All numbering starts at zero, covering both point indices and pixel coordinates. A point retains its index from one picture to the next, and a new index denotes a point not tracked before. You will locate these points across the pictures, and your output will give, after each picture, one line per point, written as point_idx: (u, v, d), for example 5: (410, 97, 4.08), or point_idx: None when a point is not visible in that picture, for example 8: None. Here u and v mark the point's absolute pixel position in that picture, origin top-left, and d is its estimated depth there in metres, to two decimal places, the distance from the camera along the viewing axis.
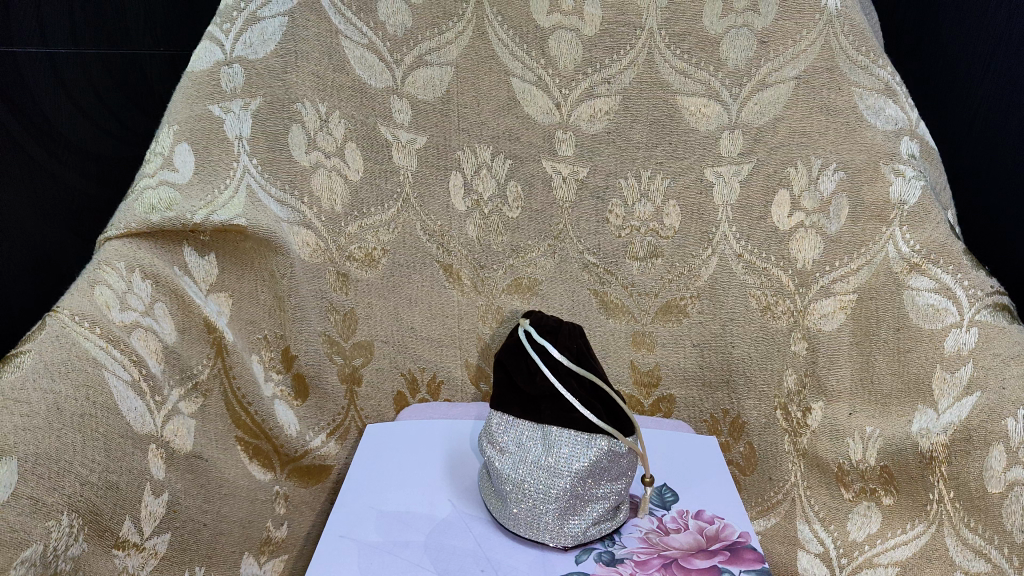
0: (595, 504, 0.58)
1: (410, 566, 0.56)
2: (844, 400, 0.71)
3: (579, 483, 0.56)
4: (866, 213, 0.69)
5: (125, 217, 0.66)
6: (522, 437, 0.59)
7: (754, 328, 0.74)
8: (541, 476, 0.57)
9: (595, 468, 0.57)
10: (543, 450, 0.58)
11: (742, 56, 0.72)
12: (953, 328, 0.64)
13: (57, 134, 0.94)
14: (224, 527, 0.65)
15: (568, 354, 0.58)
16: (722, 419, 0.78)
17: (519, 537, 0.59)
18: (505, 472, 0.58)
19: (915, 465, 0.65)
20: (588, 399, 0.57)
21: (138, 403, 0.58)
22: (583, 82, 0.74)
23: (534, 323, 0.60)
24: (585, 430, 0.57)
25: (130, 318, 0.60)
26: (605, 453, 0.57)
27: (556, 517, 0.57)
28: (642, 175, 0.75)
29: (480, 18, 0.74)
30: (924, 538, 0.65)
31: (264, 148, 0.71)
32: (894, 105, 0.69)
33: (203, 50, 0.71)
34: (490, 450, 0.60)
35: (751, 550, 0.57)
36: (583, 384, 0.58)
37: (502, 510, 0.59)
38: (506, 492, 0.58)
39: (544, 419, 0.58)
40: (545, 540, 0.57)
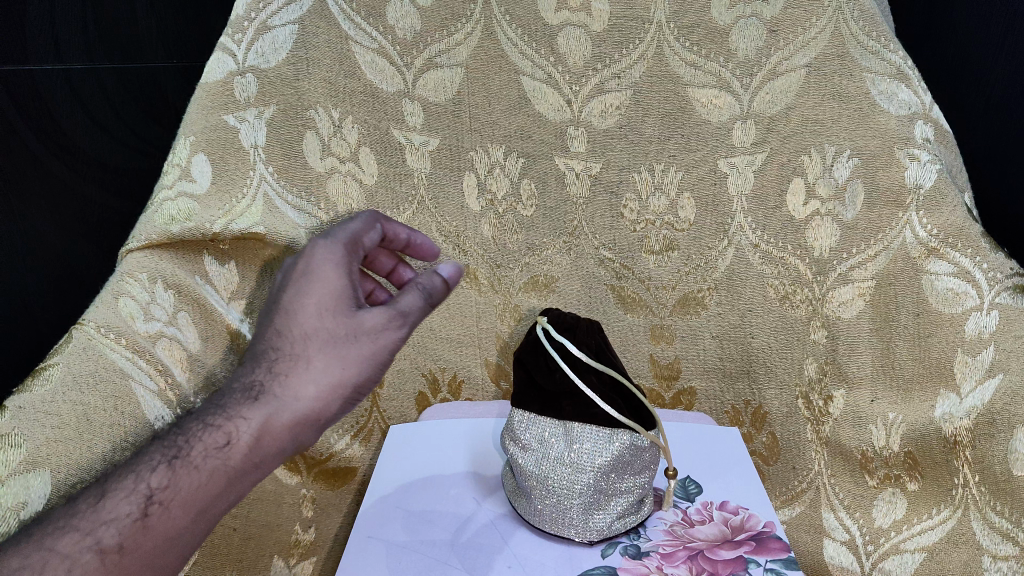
0: (620, 497, 0.58)
1: (437, 563, 0.57)
2: (866, 387, 0.70)
3: (602, 478, 0.57)
4: (882, 200, 0.69)
5: (144, 229, 0.67)
6: (544, 434, 0.59)
7: (773, 318, 0.74)
8: (566, 472, 0.57)
9: (619, 463, 0.57)
10: (566, 445, 0.58)
11: (753, 46, 0.72)
12: (973, 311, 0.64)
13: (74, 148, 0.96)
14: (253, 530, 0.67)
15: (588, 351, 0.58)
16: (744, 410, 0.78)
17: (546, 531, 0.60)
18: (528, 468, 0.59)
19: (939, 450, 0.66)
20: (610, 395, 0.57)
21: (165, 412, 0.60)
22: (593, 78, 0.75)
23: (553, 320, 0.60)
24: (607, 425, 0.57)
25: (154, 328, 0.61)
26: (627, 447, 0.57)
27: (581, 512, 0.57)
28: (656, 168, 0.76)
29: (488, 18, 0.75)
30: (950, 523, 0.65)
31: (279, 156, 0.72)
32: (907, 89, 0.69)
33: (215, 61, 0.73)
34: (512, 446, 0.60)
35: (776, 540, 0.57)
36: (604, 381, 0.58)
37: (527, 506, 0.60)
38: (531, 488, 0.59)
39: (566, 416, 0.58)
40: (573, 534, 0.58)
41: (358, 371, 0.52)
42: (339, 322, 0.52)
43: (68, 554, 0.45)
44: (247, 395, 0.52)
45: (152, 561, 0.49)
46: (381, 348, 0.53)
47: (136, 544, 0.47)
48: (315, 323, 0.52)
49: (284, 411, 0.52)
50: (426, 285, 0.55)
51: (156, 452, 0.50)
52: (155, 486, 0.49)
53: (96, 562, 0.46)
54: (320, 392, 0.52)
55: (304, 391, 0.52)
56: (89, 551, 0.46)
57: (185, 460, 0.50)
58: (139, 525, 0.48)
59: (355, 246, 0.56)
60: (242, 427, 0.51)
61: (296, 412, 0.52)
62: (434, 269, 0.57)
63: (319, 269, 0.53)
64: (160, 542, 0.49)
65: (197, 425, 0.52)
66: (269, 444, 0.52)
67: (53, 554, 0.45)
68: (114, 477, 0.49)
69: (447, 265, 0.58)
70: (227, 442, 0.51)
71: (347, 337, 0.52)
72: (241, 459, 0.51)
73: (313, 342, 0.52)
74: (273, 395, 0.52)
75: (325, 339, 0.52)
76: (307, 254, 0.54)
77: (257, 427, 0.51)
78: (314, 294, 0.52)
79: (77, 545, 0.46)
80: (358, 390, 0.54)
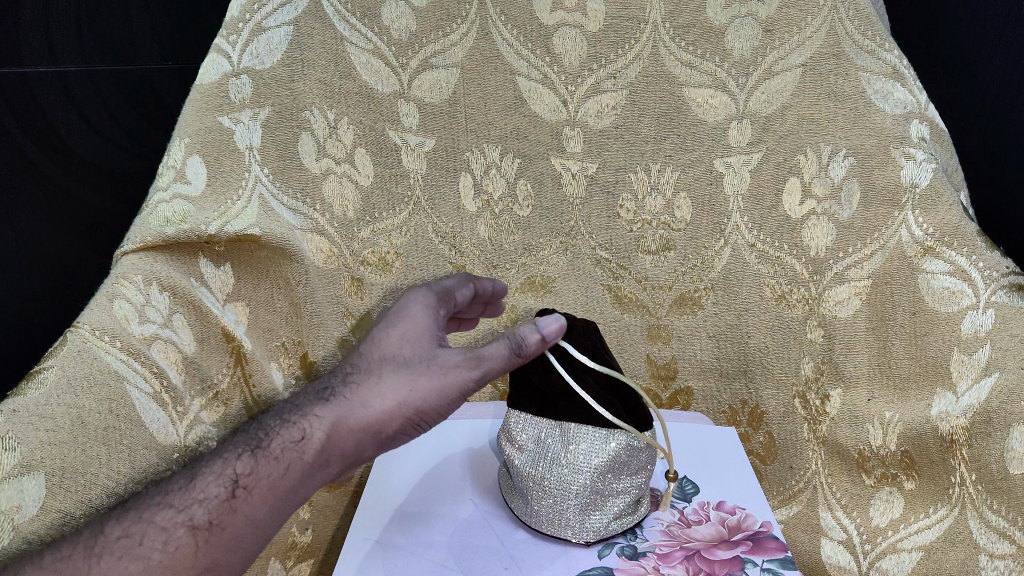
0: (617, 497, 0.58)
1: (433, 565, 0.57)
2: (862, 386, 0.70)
3: (599, 478, 0.57)
4: (878, 199, 0.69)
5: (139, 231, 0.67)
6: (540, 434, 0.59)
7: (769, 317, 0.74)
8: (563, 472, 0.57)
9: (616, 464, 0.57)
10: (562, 446, 0.58)
11: (748, 45, 0.72)
12: (970, 309, 0.64)
13: (69, 151, 0.96)
14: None
15: (583, 351, 0.59)
16: (741, 410, 0.78)
17: (542, 532, 0.59)
18: (525, 469, 0.58)
19: (936, 449, 0.66)
20: (605, 396, 0.58)
21: (160, 414, 0.60)
22: (588, 78, 0.75)
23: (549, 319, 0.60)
24: (603, 425, 0.57)
25: (149, 330, 0.61)
26: (623, 447, 0.57)
27: (577, 512, 0.57)
28: (652, 168, 0.76)
29: (483, 19, 0.74)
30: (947, 522, 0.65)
31: (274, 158, 0.72)
32: (903, 89, 0.69)
33: (210, 62, 0.72)
34: (508, 447, 0.60)
35: (773, 539, 0.58)
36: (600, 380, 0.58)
37: (523, 507, 0.60)
38: (528, 489, 0.59)
39: (563, 416, 0.58)
40: (570, 535, 0.58)
41: (426, 394, 0.56)
42: (417, 352, 0.58)
43: (164, 528, 0.51)
44: (321, 398, 0.57)
45: (237, 542, 0.53)
46: (452, 381, 0.56)
47: (222, 524, 0.52)
48: (394, 349, 0.58)
49: (353, 415, 0.56)
50: (516, 336, 0.56)
51: (241, 445, 0.56)
52: (239, 473, 0.54)
53: (188, 537, 0.51)
54: (388, 405, 0.56)
55: (373, 401, 0.56)
56: (181, 527, 0.51)
57: (264, 453, 0.55)
58: (225, 507, 0.53)
59: (444, 297, 0.65)
60: (315, 424, 0.56)
61: (365, 416, 0.56)
62: (534, 323, 0.57)
63: (409, 309, 0.61)
64: (244, 527, 0.53)
65: (276, 421, 0.57)
66: (339, 444, 0.56)
67: (153, 526, 0.51)
68: (206, 465, 0.55)
69: (549, 321, 0.58)
70: (301, 438, 0.55)
71: (420, 365, 0.57)
72: (314, 454, 0.55)
73: (387, 364, 0.58)
74: (344, 400, 0.57)
75: (400, 363, 0.57)
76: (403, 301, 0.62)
77: (328, 426, 0.56)
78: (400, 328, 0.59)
79: (172, 520, 0.51)
80: (424, 417, 0.57)
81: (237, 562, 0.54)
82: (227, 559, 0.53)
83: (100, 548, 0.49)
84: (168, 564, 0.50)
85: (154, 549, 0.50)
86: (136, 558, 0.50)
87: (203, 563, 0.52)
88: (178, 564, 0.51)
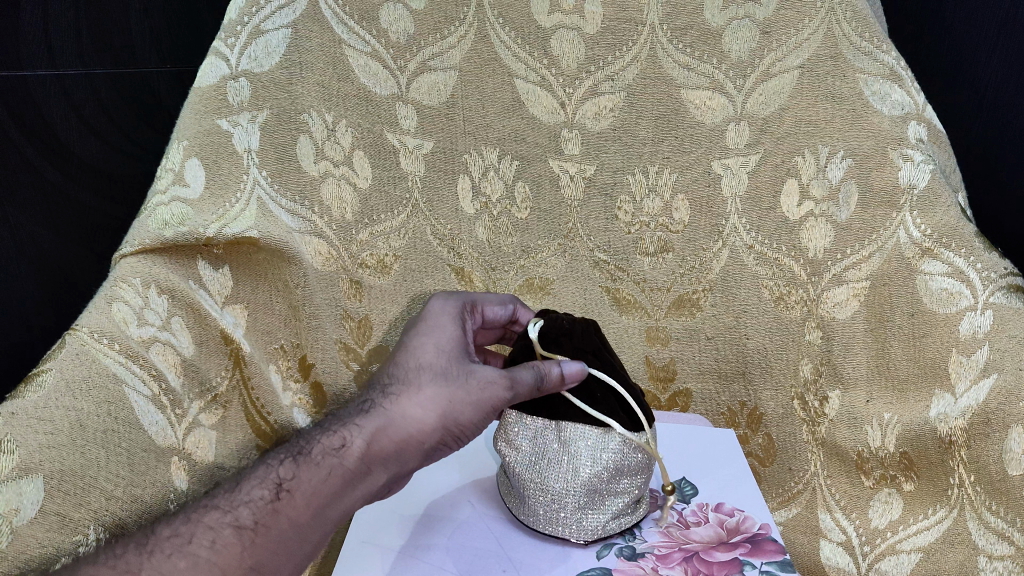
0: (616, 497, 0.58)
1: (432, 567, 0.57)
2: (861, 389, 0.70)
3: (596, 477, 0.57)
4: (875, 200, 0.69)
5: (138, 233, 0.67)
6: (537, 434, 0.58)
7: (768, 319, 0.74)
8: (560, 471, 0.57)
9: (614, 464, 0.57)
10: (559, 445, 0.58)
11: (745, 47, 0.72)
12: (968, 311, 0.64)
13: (68, 153, 0.96)
14: None
15: (581, 350, 0.60)
16: (739, 412, 0.78)
17: (540, 531, 0.59)
18: (522, 469, 0.58)
19: (935, 451, 0.66)
20: (604, 399, 0.58)
21: (159, 417, 0.60)
22: (586, 80, 0.75)
23: (548, 323, 0.60)
24: (599, 425, 0.57)
25: (148, 332, 0.61)
26: (620, 444, 0.57)
27: (576, 512, 0.57)
28: (650, 170, 0.76)
29: (481, 21, 0.74)
30: (947, 523, 0.65)
31: (273, 160, 0.72)
32: (900, 90, 0.69)
33: (208, 65, 0.72)
34: (503, 446, 0.60)
35: (772, 542, 0.57)
36: (597, 382, 0.58)
37: (520, 506, 0.60)
38: (525, 489, 0.58)
39: (558, 415, 0.58)
40: (569, 534, 0.58)
41: (462, 408, 0.57)
42: (451, 364, 0.58)
43: (212, 527, 0.52)
44: (361, 409, 0.57)
45: (283, 545, 0.53)
46: (486, 398, 0.56)
47: (267, 526, 0.53)
48: (431, 359, 0.58)
49: (392, 426, 0.56)
50: (542, 368, 0.56)
51: (285, 453, 0.57)
52: (283, 478, 0.55)
53: (234, 536, 0.52)
54: (426, 417, 0.56)
55: (412, 412, 0.56)
56: (229, 527, 0.52)
57: (307, 460, 0.55)
58: (270, 508, 0.53)
59: (473, 311, 0.65)
60: (355, 434, 0.56)
61: (403, 426, 0.56)
62: (558, 361, 0.57)
63: (439, 320, 0.62)
64: (288, 531, 0.53)
65: (315, 432, 0.58)
66: (380, 453, 0.56)
67: (201, 526, 0.52)
68: (252, 471, 0.56)
69: (572, 363, 0.57)
70: (341, 446, 0.55)
71: (457, 379, 0.57)
72: (354, 461, 0.55)
73: (425, 373, 0.58)
74: (383, 410, 0.57)
75: (437, 374, 0.57)
76: (432, 309, 0.63)
77: (368, 435, 0.56)
78: (432, 337, 0.60)
79: (219, 520, 0.52)
80: (461, 429, 0.57)
81: (282, 567, 0.53)
82: (273, 562, 0.53)
83: (152, 545, 0.50)
84: (215, 562, 0.50)
85: (201, 547, 0.51)
86: (184, 554, 0.50)
87: (249, 564, 0.51)
88: (225, 562, 0.50)
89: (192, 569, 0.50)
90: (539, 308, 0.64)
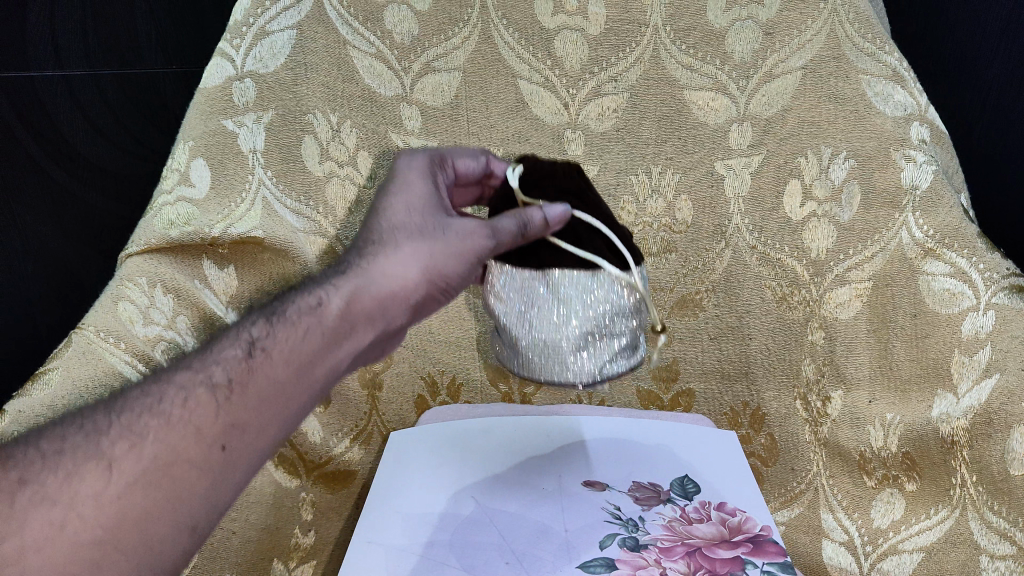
0: (611, 337, 0.55)
1: (435, 564, 0.57)
2: (864, 388, 0.71)
3: (589, 314, 0.54)
4: (877, 201, 0.69)
5: (144, 233, 0.68)
6: (523, 287, 0.55)
7: (771, 319, 0.74)
8: (552, 320, 0.54)
9: (607, 306, 0.54)
10: (549, 304, 0.54)
11: (748, 48, 0.72)
12: (970, 311, 0.64)
13: (74, 154, 0.97)
14: (253, 534, 0.68)
15: (564, 193, 0.56)
16: (742, 412, 0.77)
17: (535, 377, 0.56)
18: (512, 322, 0.55)
19: (937, 450, 0.66)
20: (587, 233, 0.54)
21: None
22: (590, 81, 0.75)
23: (528, 168, 0.58)
24: (589, 268, 0.54)
25: (153, 332, 0.62)
26: (611, 308, 0.54)
27: (571, 349, 0.54)
28: (653, 171, 0.76)
29: (485, 22, 0.75)
30: (949, 522, 0.66)
31: (277, 160, 0.73)
32: (902, 91, 0.69)
33: (214, 66, 0.73)
34: (491, 300, 0.57)
35: (774, 543, 0.57)
36: (581, 224, 0.55)
37: (512, 353, 0.56)
38: (517, 340, 0.56)
39: (545, 264, 0.54)
40: (564, 378, 0.55)
41: (448, 263, 0.51)
42: (426, 219, 0.52)
43: (184, 386, 0.44)
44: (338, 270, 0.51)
45: (265, 405, 0.46)
46: (469, 248, 0.51)
47: (244, 383, 0.45)
48: (403, 219, 0.52)
49: (372, 286, 0.50)
50: (525, 216, 0.51)
51: (256, 315, 0.49)
52: (257, 337, 0.47)
53: (208, 395, 0.44)
54: (410, 274, 0.50)
55: (390, 271, 0.50)
56: (201, 386, 0.44)
57: (282, 318, 0.48)
58: (244, 367, 0.46)
59: (442, 165, 0.59)
60: (332, 292, 0.49)
61: (388, 282, 0.50)
62: (540, 207, 0.52)
63: (407, 175, 0.55)
64: (268, 390, 0.46)
65: (289, 294, 0.50)
66: (363, 310, 0.49)
67: (172, 388, 0.45)
68: (219, 338, 0.48)
69: (555, 207, 0.53)
70: (318, 304, 0.48)
71: (436, 233, 0.51)
72: (335, 321, 0.48)
73: (400, 233, 0.51)
74: (360, 268, 0.50)
75: (414, 230, 0.52)
76: (399, 162, 0.57)
77: (348, 294, 0.49)
78: (403, 194, 0.54)
79: (191, 379, 0.45)
80: (450, 283, 0.52)
81: (267, 429, 0.46)
82: (256, 423, 0.45)
83: (120, 405, 0.44)
84: (189, 420, 0.43)
85: (173, 406, 0.43)
86: (156, 414, 0.43)
87: (225, 421, 0.44)
88: (199, 422, 0.43)
89: (164, 429, 0.43)
90: (518, 160, 0.61)
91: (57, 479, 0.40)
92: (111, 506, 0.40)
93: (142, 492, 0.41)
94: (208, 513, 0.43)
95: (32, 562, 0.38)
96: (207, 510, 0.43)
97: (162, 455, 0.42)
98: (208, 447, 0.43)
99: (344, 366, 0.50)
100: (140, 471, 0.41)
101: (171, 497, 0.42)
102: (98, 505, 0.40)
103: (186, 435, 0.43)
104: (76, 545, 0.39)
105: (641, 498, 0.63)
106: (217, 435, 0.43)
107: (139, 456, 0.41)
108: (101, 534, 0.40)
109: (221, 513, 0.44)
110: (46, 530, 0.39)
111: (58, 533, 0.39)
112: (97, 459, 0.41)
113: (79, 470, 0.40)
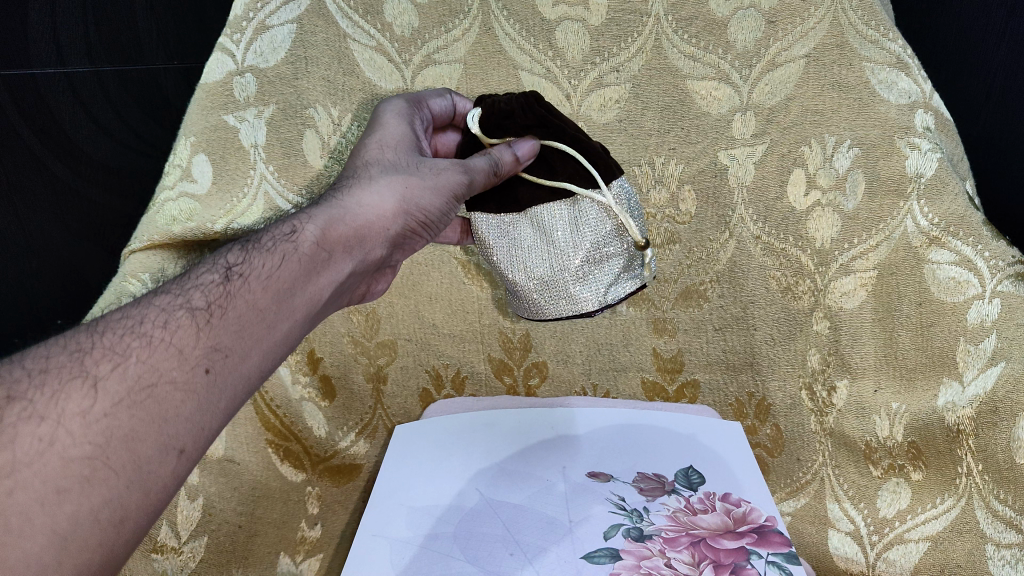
0: (609, 261, 0.61)
1: (438, 555, 0.58)
2: (869, 377, 0.70)
3: (579, 239, 0.60)
4: (883, 188, 0.69)
5: (148, 228, 0.71)
6: (512, 232, 0.62)
7: (776, 309, 0.74)
8: (547, 257, 0.60)
9: (595, 228, 0.60)
10: (539, 236, 0.61)
11: (751, 37, 0.71)
12: (976, 300, 0.65)
13: (78, 152, 0.97)
14: (258, 528, 0.68)
15: (529, 129, 0.61)
16: (747, 402, 0.77)
17: (545, 319, 0.64)
18: (511, 267, 0.62)
19: (943, 440, 0.67)
20: (562, 169, 0.60)
21: None
22: (592, 71, 0.74)
23: (486, 108, 0.61)
24: (567, 198, 0.60)
25: None
26: (595, 221, 0.60)
27: (572, 281, 0.60)
28: (656, 161, 0.75)
29: (486, 13, 0.74)
30: (954, 512, 0.66)
31: (279, 154, 0.73)
32: (907, 78, 0.68)
33: (215, 61, 0.74)
34: (488, 253, 0.63)
35: (778, 533, 0.57)
36: (555, 154, 0.60)
37: (521, 303, 0.64)
38: (521, 286, 0.62)
39: (524, 204, 0.61)
40: (575, 311, 0.62)
41: (423, 193, 0.55)
42: (400, 156, 0.56)
43: (164, 310, 0.44)
44: (316, 204, 0.53)
45: (245, 330, 0.45)
46: (444, 184, 0.55)
47: (223, 306, 0.45)
48: (378, 156, 0.56)
49: (348, 214, 0.52)
50: (494, 154, 0.57)
51: (233, 246, 0.50)
52: (233, 264, 0.48)
53: (188, 317, 0.44)
54: (386, 204, 0.53)
55: (368, 201, 0.53)
56: (181, 309, 0.44)
57: (258, 247, 0.49)
58: (222, 291, 0.46)
59: (419, 107, 0.63)
60: (308, 223, 0.50)
61: (363, 215, 0.52)
62: (510, 145, 0.59)
63: (384, 118, 0.60)
64: (248, 313, 0.45)
65: (264, 227, 0.52)
66: (339, 238, 0.51)
67: (152, 309, 0.44)
68: (195, 267, 0.49)
69: (523, 143, 0.59)
70: (294, 232, 0.50)
71: (411, 168, 0.56)
72: (310, 245, 0.49)
73: (376, 169, 0.55)
74: (336, 202, 0.52)
75: (388, 167, 0.55)
76: (374, 117, 0.61)
77: (322, 222, 0.51)
78: (378, 137, 0.58)
79: (170, 303, 0.44)
80: (425, 217, 0.55)
81: (253, 354, 0.45)
82: (240, 347, 0.44)
83: (102, 326, 0.42)
84: (171, 342, 0.42)
85: (155, 328, 0.43)
86: (138, 335, 0.42)
87: (206, 347, 0.43)
88: (180, 343, 0.42)
89: (147, 349, 0.42)
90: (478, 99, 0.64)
91: (45, 396, 0.39)
92: (97, 425, 0.38)
93: (128, 411, 0.39)
94: (196, 437, 0.42)
95: (23, 477, 0.36)
96: (195, 434, 0.42)
97: (147, 375, 0.41)
98: (191, 369, 0.42)
99: (325, 297, 0.50)
100: (125, 391, 0.40)
101: (158, 416, 0.40)
102: (86, 423, 0.38)
103: (170, 355, 0.42)
104: (64, 461, 0.37)
105: (645, 488, 0.63)
106: (201, 357, 0.43)
107: (123, 375, 0.40)
108: (89, 450, 0.38)
109: (210, 438, 0.43)
110: (35, 446, 0.37)
111: (47, 450, 0.37)
112: (82, 376, 0.40)
113: (65, 388, 0.39)
